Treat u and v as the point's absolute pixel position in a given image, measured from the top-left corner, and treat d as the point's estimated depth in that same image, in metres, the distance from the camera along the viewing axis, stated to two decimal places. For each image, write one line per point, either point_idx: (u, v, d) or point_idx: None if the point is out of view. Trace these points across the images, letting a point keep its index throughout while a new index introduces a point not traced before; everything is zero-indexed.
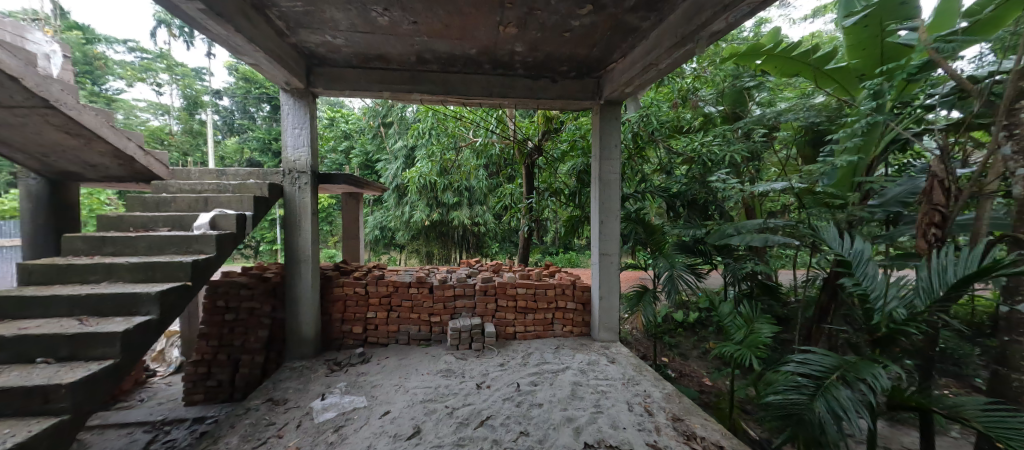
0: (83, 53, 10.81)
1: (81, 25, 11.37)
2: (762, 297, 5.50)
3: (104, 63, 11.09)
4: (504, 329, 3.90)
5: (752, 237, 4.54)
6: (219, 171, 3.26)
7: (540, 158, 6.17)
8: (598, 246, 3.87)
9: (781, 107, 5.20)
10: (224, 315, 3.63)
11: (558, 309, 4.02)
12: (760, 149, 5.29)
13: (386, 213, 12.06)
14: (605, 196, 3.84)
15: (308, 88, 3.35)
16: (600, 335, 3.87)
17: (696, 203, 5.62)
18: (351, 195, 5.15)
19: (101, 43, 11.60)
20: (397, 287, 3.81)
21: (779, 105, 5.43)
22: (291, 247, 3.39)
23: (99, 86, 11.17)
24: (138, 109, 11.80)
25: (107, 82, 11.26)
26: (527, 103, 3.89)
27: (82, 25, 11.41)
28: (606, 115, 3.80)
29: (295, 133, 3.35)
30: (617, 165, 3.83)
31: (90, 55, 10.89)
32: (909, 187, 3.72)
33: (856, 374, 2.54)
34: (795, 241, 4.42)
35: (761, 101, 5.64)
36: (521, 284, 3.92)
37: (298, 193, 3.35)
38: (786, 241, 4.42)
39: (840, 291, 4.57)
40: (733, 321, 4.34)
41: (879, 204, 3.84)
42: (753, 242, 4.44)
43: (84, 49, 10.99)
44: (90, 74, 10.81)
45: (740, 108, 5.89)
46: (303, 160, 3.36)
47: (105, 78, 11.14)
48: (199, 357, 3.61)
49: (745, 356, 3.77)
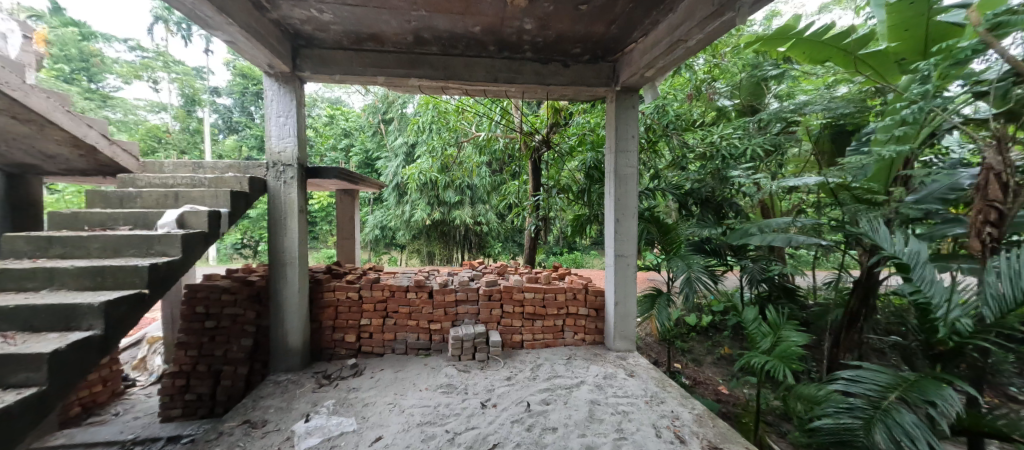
0: (79, 50, 10.50)
1: (77, 21, 11.12)
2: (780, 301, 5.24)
3: (100, 60, 10.80)
4: (509, 338, 3.59)
5: (774, 236, 4.21)
6: (195, 164, 2.95)
7: (546, 153, 5.81)
8: (613, 246, 3.53)
9: (801, 99, 4.90)
10: (204, 323, 3.32)
11: (568, 316, 3.69)
12: (783, 143, 4.95)
13: (386, 212, 11.78)
14: (621, 193, 3.49)
15: (295, 72, 3.03)
16: (615, 344, 3.54)
17: (714, 200, 5.29)
18: (346, 192, 4.83)
19: (98, 40, 11.33)
20: (393, 292, 3.49)
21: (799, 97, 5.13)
22: (275, 249, 3.07)
23: (96, 83, 10.91)
24: (136, 107, 11.57)
25: (104, 80, 10.97)
26: (536, 90, 3.55)
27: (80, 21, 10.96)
28: (622, 104, 3.46)
29: (280, 123, 3.03)
30: (635, 158, 3.49)
31: (85, 52, 10.60)
32: (949, 184, 3.34)
33: (920, 394, 2.20)
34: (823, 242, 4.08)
35: (779, 93, 5.34)
36: (529, 288, 3.59)
37: (283, 188, 3.03)
38: (814, 240, 4.10)
39: (871, 294, 4.31)
40: (758, 328, 3.99)
41: (915, 201, 3.49)
42: (776, 242, 4.13)
43: (80, 46, 10.65)
44: (86, 72, 10.56)
45: (757, 100, 5.59)
46: (289, 152, 3.03)
47: (103, 75, 10.87)
48: (177, 368, 3.31)
49: (779, 369, 3.37)
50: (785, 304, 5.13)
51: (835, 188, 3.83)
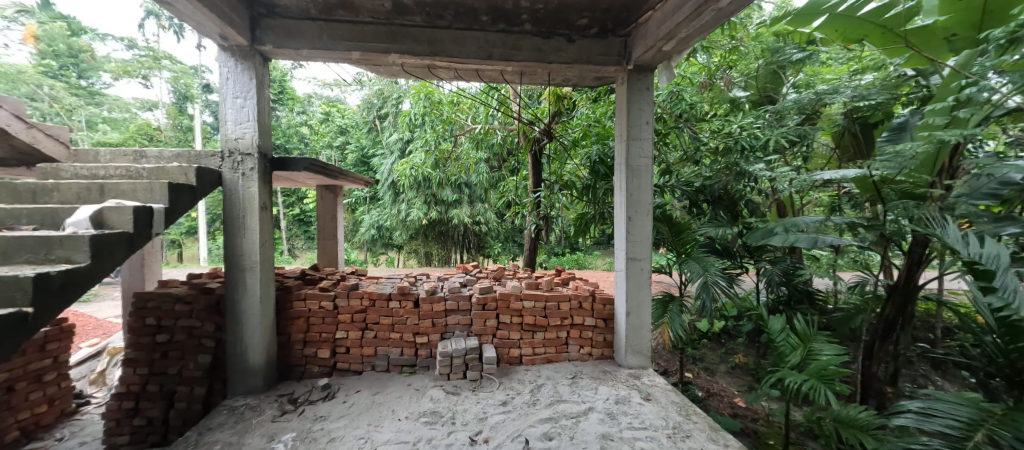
0: (68, 46, 9.88)
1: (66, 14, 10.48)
2: (799, 306, 4.94)
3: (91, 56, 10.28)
4: (506, 352, 3.16)
5: (798, 236, 3.87)
6: (137, 153, 2.53)
7: (547, 146, 5.31)
8: (624, 248, 3.09)
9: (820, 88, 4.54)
10: (155, 336, 2.90)
11: (573, 327, 3.27)
12: (807, 133, 4.51)
13: (382, 211, 11.34)
14: (634, 187, 3.05)
15: (254, 45, 2.59)
16: (627, 360, 3.09)
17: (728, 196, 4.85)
18: (328, 188, 4.41)
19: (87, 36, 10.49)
20: (374, 300, 3.06)
21: (819, 86, 4.77)
22: (232, 252, 2.63)
23: (86, 80, 10.54)
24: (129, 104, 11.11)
25: (96, 76, 10.56)
26: (536, 70, 3.12)
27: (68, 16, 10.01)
28: (634, 85, 3.02)
29: (237, 105, 2.59)
30: (649, 147, 3.04)
31: (75, 48, 9.94)
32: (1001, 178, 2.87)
33: (1016, 435, 1.77)
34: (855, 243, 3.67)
35: (797, 83, 4.98)
36: (528, 296, 3.18)
37: (240, 181, 2.59)
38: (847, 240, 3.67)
39: (910, 301, 3.87)
40: (786, 339, 3.57)
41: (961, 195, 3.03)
42: (802, 244, 3.77)
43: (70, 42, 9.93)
44: (75, 67, 10.14)
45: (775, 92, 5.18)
46: (248, 138, 2.60)
47: (94, 72, 10.45)
48: (125, 389, 2.90)
49: (818, 390, 2.89)
50: (805, 308, 4.88)
51: (878, 182, 3.34)
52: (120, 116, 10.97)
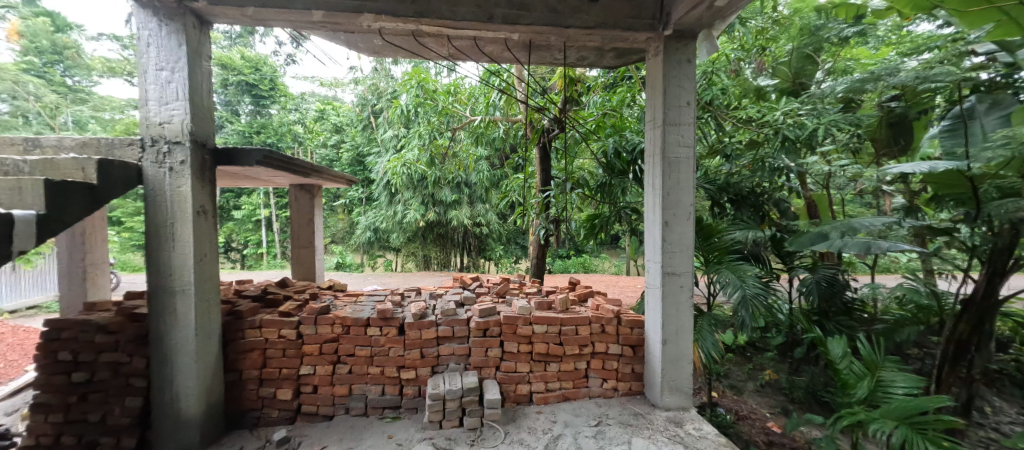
0: (52, 42, 8.45)
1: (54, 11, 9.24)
2: (839, 319, 4.39)
3: (76, 53, 8.89)
4: (513, 389, 2.56)
5: (848, 241, 3.38)
6: (28, 141, 1.95)
7: (557, 138, 4.70)
8: (659, 259, 2.48)
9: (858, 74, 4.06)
10: (71, 375, 2.31)
11: (594, 356, 2.67)
12: (855, 121, 3.93)
13: (378, 212, 10.68)
14: (671, 184, 2.44)
15: (183, 1, 1.98)
16: (665, 400, 2.48)
17: (754, 194, 4.31)
18: (303, 187, 3.84)
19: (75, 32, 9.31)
20: (347, 327, 2.46)
21: (856, 73, 4.34)
22: (156, 272, 2.02)
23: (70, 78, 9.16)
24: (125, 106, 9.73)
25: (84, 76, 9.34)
26: (547, 39, 2.52)
27: (53, 11, 8.58)
28: (672, 56, 2.41)
29: (162, 80, 1.99)
30: (690, 133, 2.43)
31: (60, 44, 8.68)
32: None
33: None
34: (913, 248, 3.21)
35: (831, 69, 4.53)
36: (539, 319, 2.57)
37: (168, 179, 1.99)
38: (905, 246, 3.24)
39: (988, 318, 3.25)
40: (850, 367, 2.98)
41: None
42: (852, 250, 3.29)
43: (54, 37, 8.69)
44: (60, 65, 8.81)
45: (807, 80, 4.71)
46: (177, 122, 2.00)
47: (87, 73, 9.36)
48: (33, 442, 2.30)
49: (918, 444, 2.22)
50: (848, 321, 4.33)
51: (975, 176, 2.90)
52: (110, 116, 9.32)
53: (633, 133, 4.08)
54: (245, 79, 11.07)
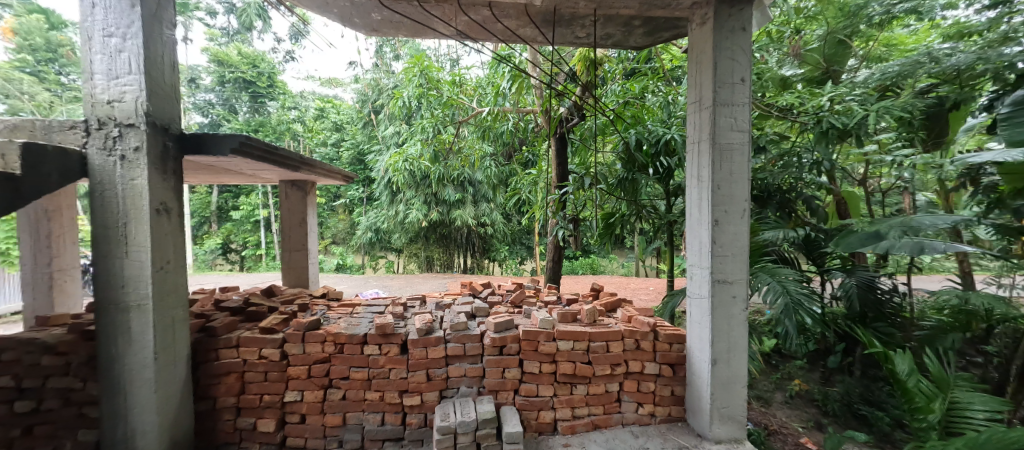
0: (45, 39, 7.67)
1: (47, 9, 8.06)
2: (876, 325, 3.79)
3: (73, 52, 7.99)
4: (534, 416, 2.20)
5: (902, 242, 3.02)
6: None
7: (573, 131, 4.33)
8: (708, 264, 2.10)
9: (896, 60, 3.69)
10: (13, 405, 1.94)
11: (627, 376, 2.30)
12: (907, 110, 3.53)
13: (380, 213, 10.28)
14: (723, 176, 2.06)
15: None
16: (714, 431, 2.10)
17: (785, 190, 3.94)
18: (294, 184, 3.49)
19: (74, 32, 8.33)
20: (340, 345, 2.09)
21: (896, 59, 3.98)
22: (105, 284, 1.65)
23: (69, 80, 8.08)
24: None
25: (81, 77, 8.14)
26: (576, 4, 2.13)
27: (46, 6, 7.85)
28: (722, 23, 2.03)
29: (111, 48, 1.63)
30: (744, 113, 2.05)
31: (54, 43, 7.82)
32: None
33: None
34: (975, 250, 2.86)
35: (868, 56, 4.18)
36: (564, 334, 2.20)
37: (118, 171, 1.63)
38: (966, 247, 2.88)
39: None
40: (919, 387, 2.52)
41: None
42: (902, 251, 2.95)
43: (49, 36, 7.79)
44: (56, 64, 7.80)
45: (838, 66, 4.40)
46: (129, 100, 1.64)
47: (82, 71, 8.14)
48: None
49: None
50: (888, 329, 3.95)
51: None
52: None
53: (656, 123, 3.73)
54: (242, 75, 10.70)
